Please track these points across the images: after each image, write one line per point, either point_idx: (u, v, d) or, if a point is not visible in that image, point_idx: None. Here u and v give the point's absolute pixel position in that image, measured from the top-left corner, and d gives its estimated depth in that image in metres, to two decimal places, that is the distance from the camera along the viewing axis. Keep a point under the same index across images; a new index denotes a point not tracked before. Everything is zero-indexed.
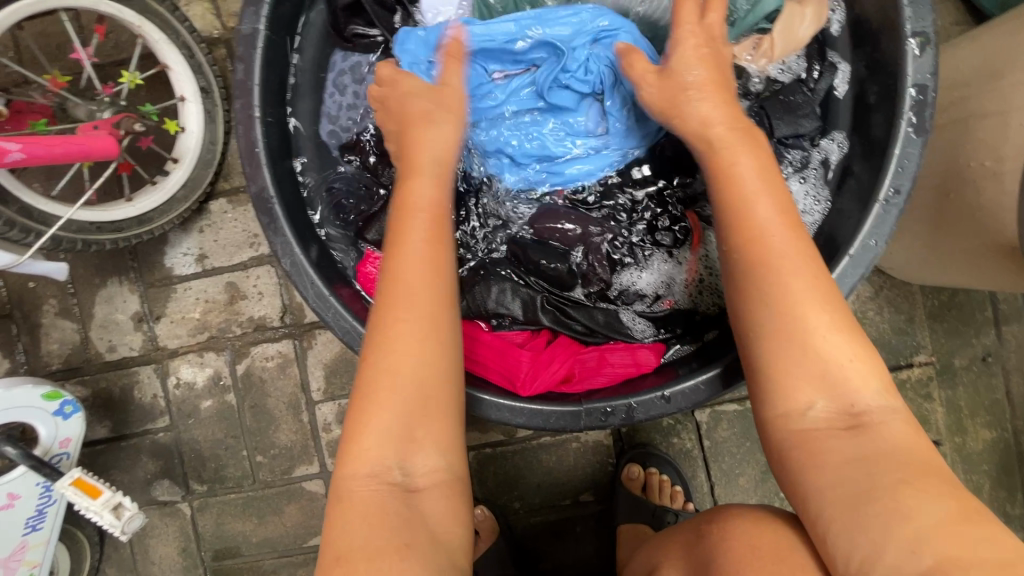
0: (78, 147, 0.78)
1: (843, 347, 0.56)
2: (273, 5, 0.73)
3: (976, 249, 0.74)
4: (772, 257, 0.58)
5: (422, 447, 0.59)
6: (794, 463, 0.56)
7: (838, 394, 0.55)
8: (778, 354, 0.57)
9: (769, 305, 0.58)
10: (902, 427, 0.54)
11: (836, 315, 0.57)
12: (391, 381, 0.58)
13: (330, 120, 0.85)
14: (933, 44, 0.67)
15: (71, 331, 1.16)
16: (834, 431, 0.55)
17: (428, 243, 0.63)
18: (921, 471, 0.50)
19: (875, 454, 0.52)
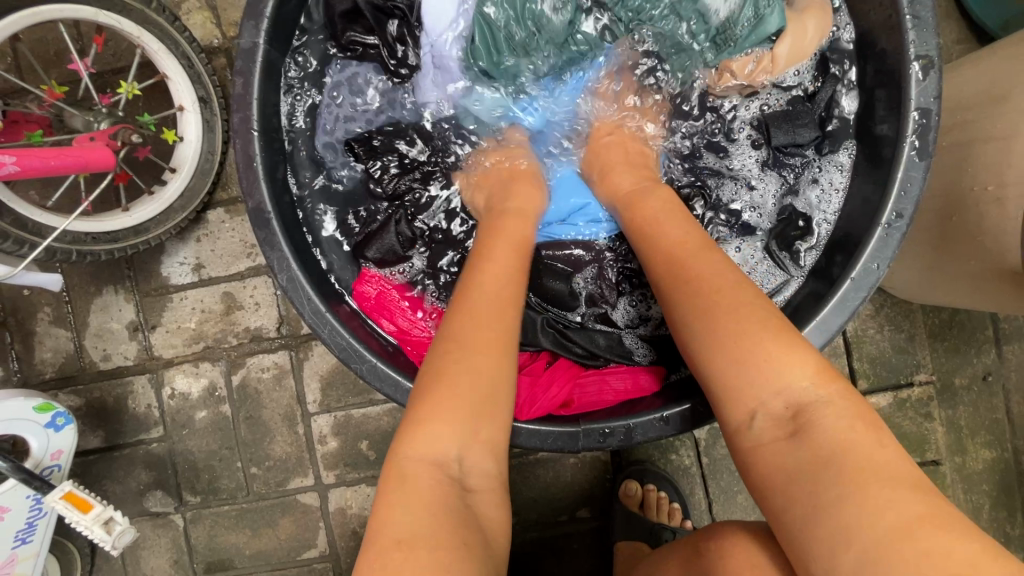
0: (73, 158, 0.77)
1: (772, 340, 0.54)
2: (272, 19, 0.73)
3: (978, 272, 0.74)
4: (697, 283, 0.58)
5: (479, 450, 0.56)
6: (754, 477, 0.54)
7: (771, 395, 0.53)
8: (722, 373, 0.55)
9: (722, 326, 0.55)
10: (841, 415, 0.51)
11: (771, 325, 0.55)
12: (460, 373, 0.56)
13: (328, 132, 0.84)
14: (937, 68, 0.66)
15: (65, 339, 1.15)
16: (777, 442, 0.52)
17: (517, 262, 0.67)
18: (867, 472, 0.47)
19: (821, 455, 0.49)
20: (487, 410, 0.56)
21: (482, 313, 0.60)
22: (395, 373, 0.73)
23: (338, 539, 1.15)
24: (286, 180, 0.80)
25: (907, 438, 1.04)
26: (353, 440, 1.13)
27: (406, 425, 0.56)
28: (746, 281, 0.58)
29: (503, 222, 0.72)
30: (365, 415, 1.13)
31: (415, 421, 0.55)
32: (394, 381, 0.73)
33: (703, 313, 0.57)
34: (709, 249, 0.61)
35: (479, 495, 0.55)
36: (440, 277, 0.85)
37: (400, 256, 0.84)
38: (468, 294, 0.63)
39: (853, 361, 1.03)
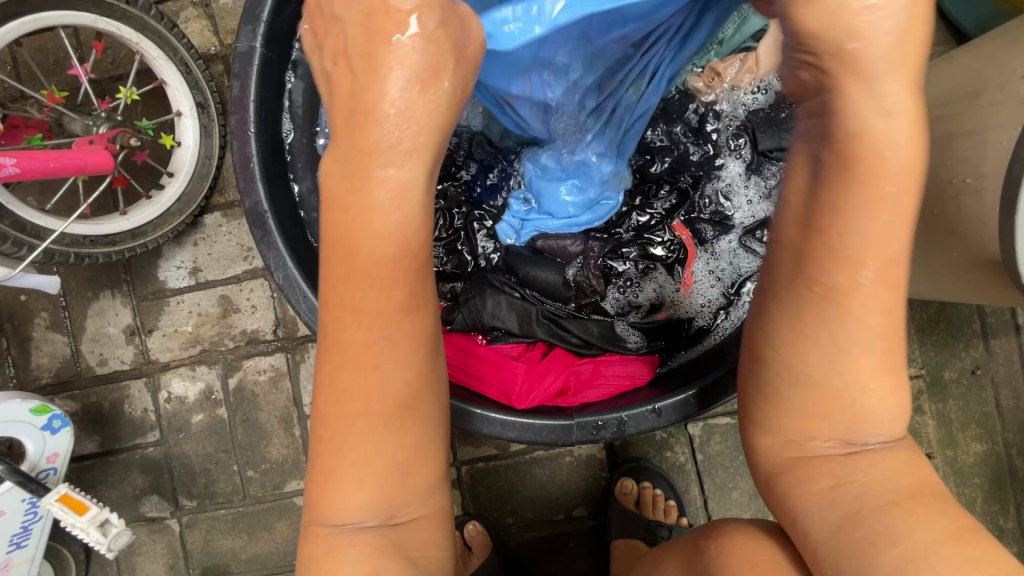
0: (72, 161, 0.78)
1: (879, 381, 0.50)
2: (269, 22, 0.75)
3: (961, 263, 0.75)
4: (845, 317, 0.48)
5: (403, 501, 0.54)
6: (781, 482, 0.54)
7: (853, 429, 0.51)
8: (806, 406, 0.51)
9: (834, 356, 0.49)
10: (900, 462, 0.51)
11: (891, 356, 0.50)
12: (356, 436, 0.51)
13: (323, 133, 0.84)
14: None
15: (61, 344, 1.16)
16: (832, 462, 0.51)
17: (401, 298, 0.47)
18: (914, 492, 0.49)
19: (872, 481, 0.50)
20: (403, 468, 0.53)
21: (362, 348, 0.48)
22: None
23: None
24: (284, 180, 0.82)
25: None
26: None
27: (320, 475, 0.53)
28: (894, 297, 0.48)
29: (354, 193, 0.43)
30: None
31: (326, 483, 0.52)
32: None
33: (823, 355, 0.49)
34: (892, 285, 0.47)
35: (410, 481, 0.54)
36: None
37: None
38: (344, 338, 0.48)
39: None
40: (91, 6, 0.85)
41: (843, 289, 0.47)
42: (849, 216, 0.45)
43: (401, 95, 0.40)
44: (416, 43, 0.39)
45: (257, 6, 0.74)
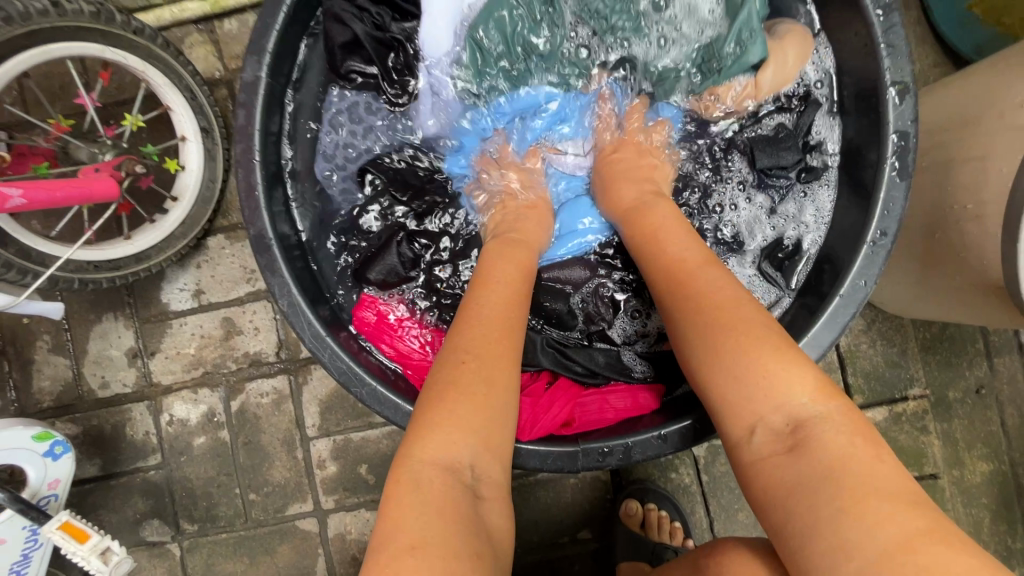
0: (79, 189, 0.79)
1: (775, 363, 0.54)
2: (274, 53, 0.75)
3: (963, 287, 0.76)
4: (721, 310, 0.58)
5: (493, 459, 0.57)
6: (755, 493, 0.54)
7: (775, 414, 0.53)
8: (730, 402, 0.56)
9: (750, 357, 0.55)
10: (840, 431, 0.50)
11: (774, 341, 0.55)
12: (467, 393, 0.57)
13: (327, 158, 0.85)
14: (912, 92, 0.69)
15: (63, 367, 1.15)
16: (775, 457, 0.52)
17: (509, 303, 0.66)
18: (864, 488, 0.47)
19: (825, 473, 0.49)
20: (493, 436, 0.58)
21: (490, 335, 0.62)
22: (395, 397, 0.74)
23: (338, 565, 1.14)
24: (287, 207, 0.82)
25: (904, 452, 1.05)
26: (353, 464, 1.13)
27: (415, 428, 0.56)
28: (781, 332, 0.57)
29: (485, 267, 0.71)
30: (364, 439, 1.13)
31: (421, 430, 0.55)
32: (395, 404, 0.74)
33: (733, 357, 0.56)
34: (748, 304, 0.59)
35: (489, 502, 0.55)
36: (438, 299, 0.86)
37: (403, 276, 0.85)
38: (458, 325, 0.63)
39: (847, 376, 1.04)
40: (98, 36, 0.85)
41: (674, 283, 0.62)
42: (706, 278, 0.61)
43: (533, 241, 0.77)
44: (524, 230, 0.78)
45: (263, 37, 0.75)
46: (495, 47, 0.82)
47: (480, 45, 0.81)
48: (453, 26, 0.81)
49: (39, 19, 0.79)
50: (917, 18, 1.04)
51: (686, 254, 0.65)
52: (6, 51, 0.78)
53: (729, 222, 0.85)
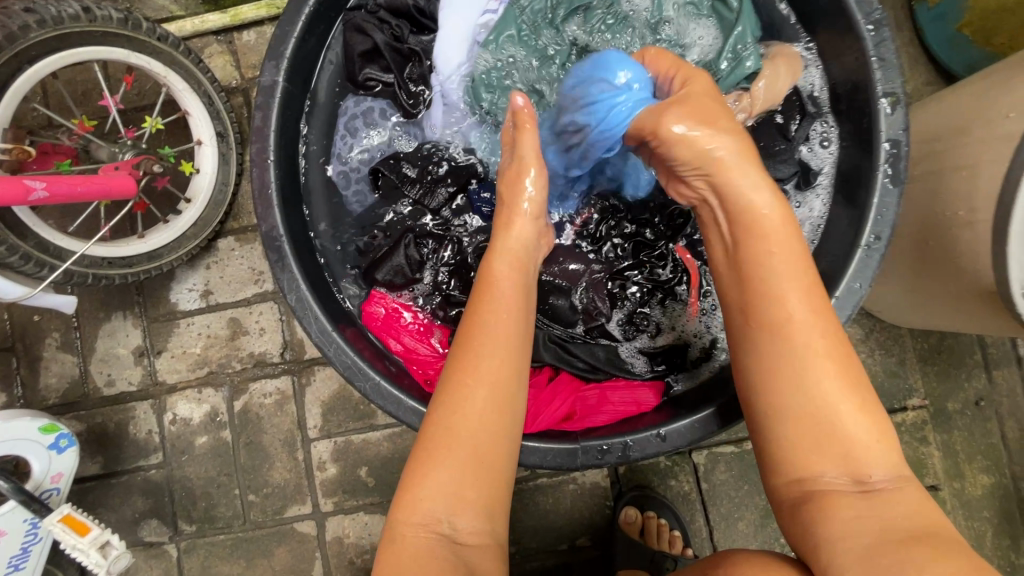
0: (98, 186, 0.82)
1: (854, 416, 0.58)
2: (291, 58, 0.79)
3: (958, 293, 0.77)
4: (790, 359, 0.59)
5: (469, 505, 0.58)
6: (806, 522, 0.56)
7: (845, 460, 0.56)
8: (794, 433, 0.59)
9: (800, 393, 0.58)
10: (914, 501, 0.54)
11: (859, 400, 0.58)
12: (443, 416, 0.60)
13: (339, 159, 0.87)
14: (903, 103, 0.72)
15: (71, 364, 1.17)
16: (844, 492, 0.55)
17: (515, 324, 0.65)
18: (930, 534, 0.50)
19: (892, 518, 0.52)
20: (495, 463, 0.59)
21: (458, 422, 0.59)
22: (398, 392, 0.76)
23: (334, 570, 1.13)
24: (299, 206, 0.84)
25: (904, 462, 1.04)
26: (353, 466, 1.13)
27: (414, 467, 0.60)
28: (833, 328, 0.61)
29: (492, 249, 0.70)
30: (365, 441, 1.14)
31: (415, 460, 0.60)
32: (397, 399, 0.76)
33: (794, 380, 0.59)
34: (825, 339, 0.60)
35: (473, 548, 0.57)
36: (447, 296, 0.87)
37: (407, 278, 0.85)
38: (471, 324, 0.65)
39: None
40: (124, 42, 0.89)
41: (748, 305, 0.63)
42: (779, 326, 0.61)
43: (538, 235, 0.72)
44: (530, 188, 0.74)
45: (281, 44, 0.78)
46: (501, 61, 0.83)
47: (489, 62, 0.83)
48: (466, 41, 0.85)
49: (71, 23, 0.83)
50: (909, 40, 1.08)
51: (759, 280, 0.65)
52: (36, 53, 0.82)
53: None
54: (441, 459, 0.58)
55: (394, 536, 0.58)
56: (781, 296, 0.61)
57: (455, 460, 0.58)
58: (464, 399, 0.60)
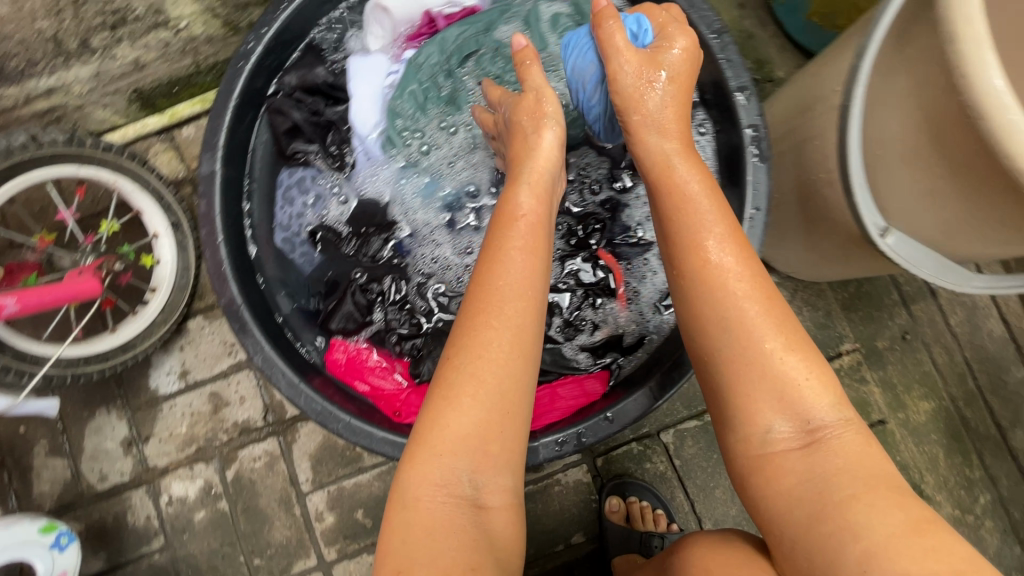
0: (63, 292, 0.90)
1: (791, 361, 0.60)
2: (225, 147, 0.87)
3: (842, 244, 0.88)
4: (716, 287, 0.63)
5: (490, 464, 0.62)
6: (754, 485, 0.61)
7: (790, 409, 0.59)
8: (741, 389, 0.61)
9: (727, 332, 0.62)
10: (851, 439, 0.58)
11: (792, 337, 0.61)
12: (471, 364, 0.62)
13: (283, 227, 0.97)
14: (752, 92, 0.84)
15: (62, 467, 1.21)
16: (789, 449, 0.59)
17: (538, 260, 0.68)
18: (872, 485, 0.55)
19: (831, 471, 0.56)
20: (512, 418, 0.63)
21: (488, 370, 0.62)
22: (368, 426, 0.83)
23: None
24: (253, 275, 0.92)
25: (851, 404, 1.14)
26: (349, 511, 1.18)
27: (429, 421, 0.62)
28: (752, 268, 0.65)
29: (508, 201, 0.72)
30: (357, 484, 1.19)
31: (431, 412, 0.62)
32: (369, 433, 0.82)
33: (720, 326, 0.62)
34: (746, 267, 0.65)
35: (491, 509, 0.62)
36: (399, 332, 0.95)
37: (360, 322, 0.94)
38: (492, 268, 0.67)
39: None
40: (71, 159, 0.98)
41: (680, 260, 0.66)
42: (725, 266, 0.64)
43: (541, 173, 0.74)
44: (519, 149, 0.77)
45: (214, 136, 0.87)
46: (407, 108, 0.95)
47: (396, 111, 0.95)
48: (378, 103, 0.96)
49: (20, 152, 0.94)
50: (773, 33, 1.23)
51: (706, 225, 0.66)
52: None
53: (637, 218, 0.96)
54: (459, 413, 0.61)
55: (406, 505, 0.60)
56: (698, 242, 0.66)
57: (483, 414, 0.61)
58: (488, 349, 0.63)
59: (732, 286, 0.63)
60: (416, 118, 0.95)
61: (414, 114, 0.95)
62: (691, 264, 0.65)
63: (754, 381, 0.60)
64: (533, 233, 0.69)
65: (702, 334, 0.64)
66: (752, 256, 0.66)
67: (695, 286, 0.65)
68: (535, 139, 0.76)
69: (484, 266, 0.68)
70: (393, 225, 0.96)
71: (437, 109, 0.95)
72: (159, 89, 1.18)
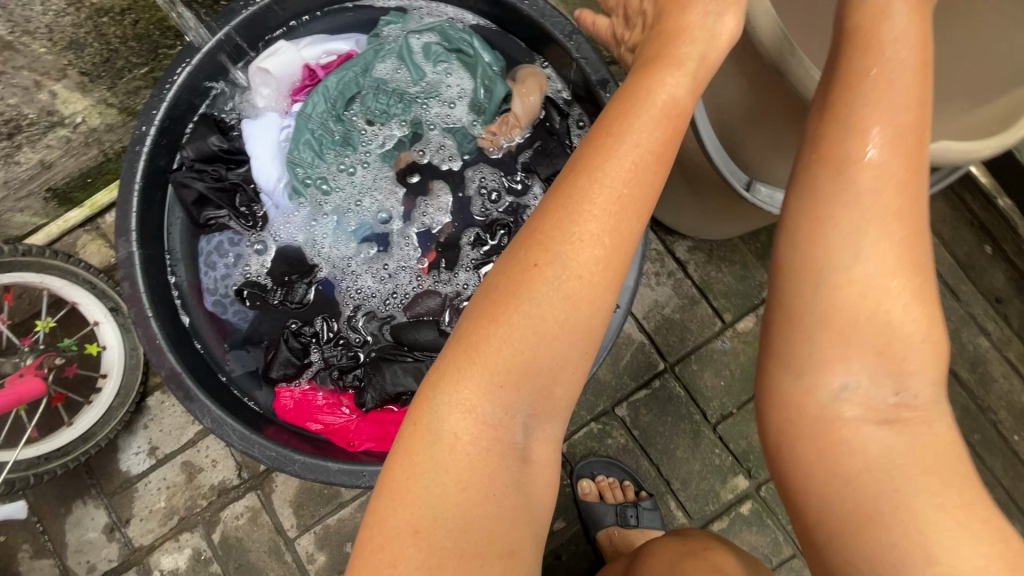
0: (8, 396, 0.93)
1: (909, 317, 0.52)
2: (138, 230, 0.91)
3: (727, 202, 0.95)
4: (861, 195, 0.51)
5: (546, 413, 0.57)
6: (807, 462, 0.54)
7: (886, 377, 0.52)
8: (833, 340, 0.53)
9: (851, 258, 0.51)
10: (946, 439, 0.52)
11: (923, 295, 0.52)
12: (566, 288, 0.54)
13: (212, 291, 1.01)
14: (612, 83, 0.89)
15: (49, 567, 1.22)
16: (874, 426, 0.52)
17: (656, 150, 0.57)
18: (960, 500, 0.49)
19: (923, 466, 0.50)
20: (575, 368, 0.57)
21: (575, 295, 0.54)
22: (322, 462, 0.87)
23: None
24: (191, 343, 0.97)
25: None
26: (338, 546, 1.22)
27: (477, 349, 0.55)
28: (915, 180, 0.52)
29: (647, 81, 0.60)
30: (341, 519, 1.23)
31: (492, 336, 0.55)
32: (323, 468, 0.87)
33: (847, 241, 0.51)
34: (906, 175, 0.52)
35: (531, 464, 0.58)
36: (339, 367, 0.99)
37: (300, 366, 0.98)
38: (622, 155, 0.57)
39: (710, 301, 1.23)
40: None
41: (825, 161, 0.53)
42: (885, 179, 0.51)
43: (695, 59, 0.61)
44: None
45: (125, 222, 0.90)
46: (305, 157, 1.00)
47: (296, 163, 1.00)
48: (277, 158, 1.01)
49: None
50: None
51: (885, 116, 0.52)
52: None
53: None
54: (534, 352, 0.54)
55: (439, 440, 0.55)
56: (862, 132, 0.52)
57: (553, 356, 0.55)
58: (584, 268, 0.55)
59: (874, 197, 0.51)
60: (316, 165, 1.00)
61: (313, 162, 1.00)
62: (846, 154, 0.52)
63: (860, 320, 0.52)
64: (658, 116, 0.58)
65: (806, 244, 0.53)
66: (916, 159, 0.53)
67: (814, 190, 0.53)
68: (698, 16, 0.63)
69: (595, 150, 0.56)
70: (313, 268, 1.01)
71: (334, 152, 1.01)
72: (73, 182, 1.20)
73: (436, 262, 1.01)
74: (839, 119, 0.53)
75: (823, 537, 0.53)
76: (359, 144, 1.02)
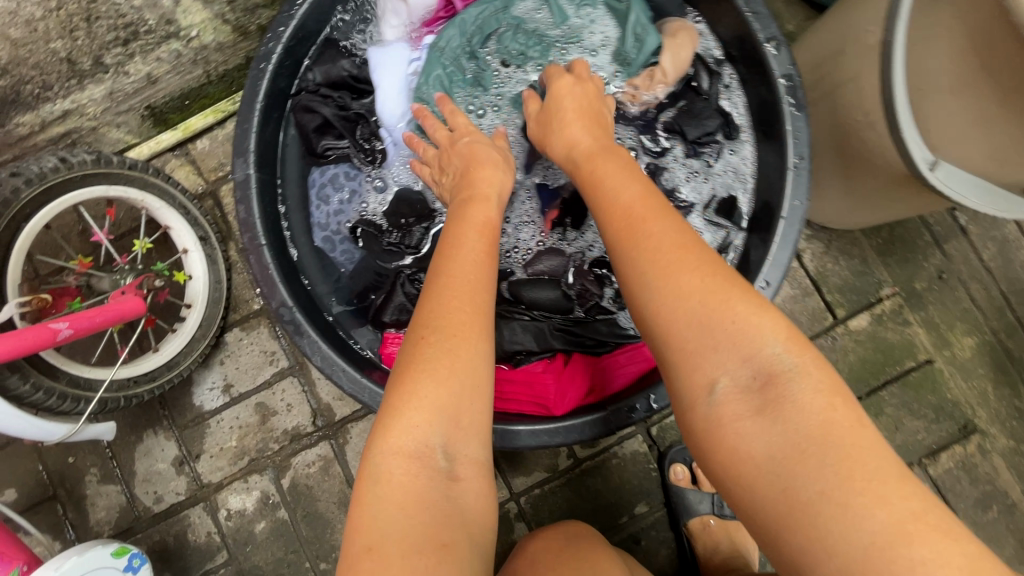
0: (112, 312, 0.89)
1: (750, 312, 0.54)
2: (256, 151, 0.86)
3: (884, 185, 0.87)
4: (653, 243, 0.60)
5: (466, 436, 0.58)
6: (718, 471, 0.54)
7: (750, 363, 0.53)
8: (690, 348, 0.56)
9: (666, 278, 0.57)
10: (828, 407, 0.50)
11: (749, 294, 0.56)
12: (447, 342, 0.58)
13: (322, 226, 0.97)
14: (784, 43, 0.82)
15: (116, 494, 1.20)
16: (745, 419, 0.52)
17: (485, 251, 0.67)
18: (865, 475, 0.46)
19: (794, 447, 0.49)
20: (471, 403, 0.58)
21: (462, 343, 0.59)
22: None
23: None
24: (298, 277, 0.92)
25: (896, 347, 1.14)
26: None
27: (400, 390, 0.58)
28: (695, 240, 0.60)
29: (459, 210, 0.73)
30: None
31: (410, 378, 0.58)
32: None
33: (639, 284, 0.59)
34: (682, 242, 0.59)
35: (464, 484, 0.58)
36: None
37: (411, 313, 0.93)
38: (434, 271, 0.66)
39: (824, 295, 1.15)
40: (101, 178, 0.96)
41: (625, 221, 0.63)
42: (666, 233, 0.60)
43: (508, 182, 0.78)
44: None
45: (243, 141, 0.85)
46: (432, 93, 0.93)
47: (422, 99, 0.93)
48: (403, 92, 0.95)
49: (54, 175, 0.90)
50: None
51: (637, 197, 0.64)
52: (29, 211, 0.89)
53: (676, 180, 0.97)
54: (433, 383, 0.57)
55: (376, 478, 0.55)
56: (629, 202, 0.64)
57: (448, 392, 0.57)
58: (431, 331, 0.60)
59: (659, 250, 0.59)
60: (443, 103, 0.94)
61: (440, 99, 0.94)
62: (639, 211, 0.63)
63: (709, 334, 0.55)
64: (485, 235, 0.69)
65: (650, 309, 0.59)
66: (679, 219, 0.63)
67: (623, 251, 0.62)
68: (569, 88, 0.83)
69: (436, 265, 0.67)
70: (430, 213, 0.95)
71: (464, 92, 0.95)
72: (170, 103, 1.14)
73: (561, 219, 0.95)
74: (617, 196, 0.66)
75: (758, 527, 0.51)
76: (491, 85, 0.95)
